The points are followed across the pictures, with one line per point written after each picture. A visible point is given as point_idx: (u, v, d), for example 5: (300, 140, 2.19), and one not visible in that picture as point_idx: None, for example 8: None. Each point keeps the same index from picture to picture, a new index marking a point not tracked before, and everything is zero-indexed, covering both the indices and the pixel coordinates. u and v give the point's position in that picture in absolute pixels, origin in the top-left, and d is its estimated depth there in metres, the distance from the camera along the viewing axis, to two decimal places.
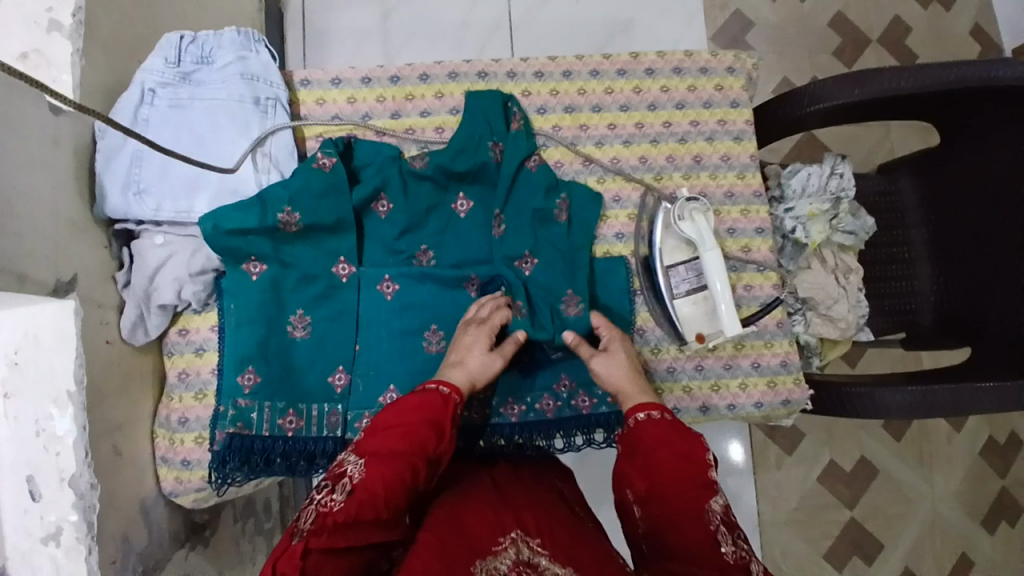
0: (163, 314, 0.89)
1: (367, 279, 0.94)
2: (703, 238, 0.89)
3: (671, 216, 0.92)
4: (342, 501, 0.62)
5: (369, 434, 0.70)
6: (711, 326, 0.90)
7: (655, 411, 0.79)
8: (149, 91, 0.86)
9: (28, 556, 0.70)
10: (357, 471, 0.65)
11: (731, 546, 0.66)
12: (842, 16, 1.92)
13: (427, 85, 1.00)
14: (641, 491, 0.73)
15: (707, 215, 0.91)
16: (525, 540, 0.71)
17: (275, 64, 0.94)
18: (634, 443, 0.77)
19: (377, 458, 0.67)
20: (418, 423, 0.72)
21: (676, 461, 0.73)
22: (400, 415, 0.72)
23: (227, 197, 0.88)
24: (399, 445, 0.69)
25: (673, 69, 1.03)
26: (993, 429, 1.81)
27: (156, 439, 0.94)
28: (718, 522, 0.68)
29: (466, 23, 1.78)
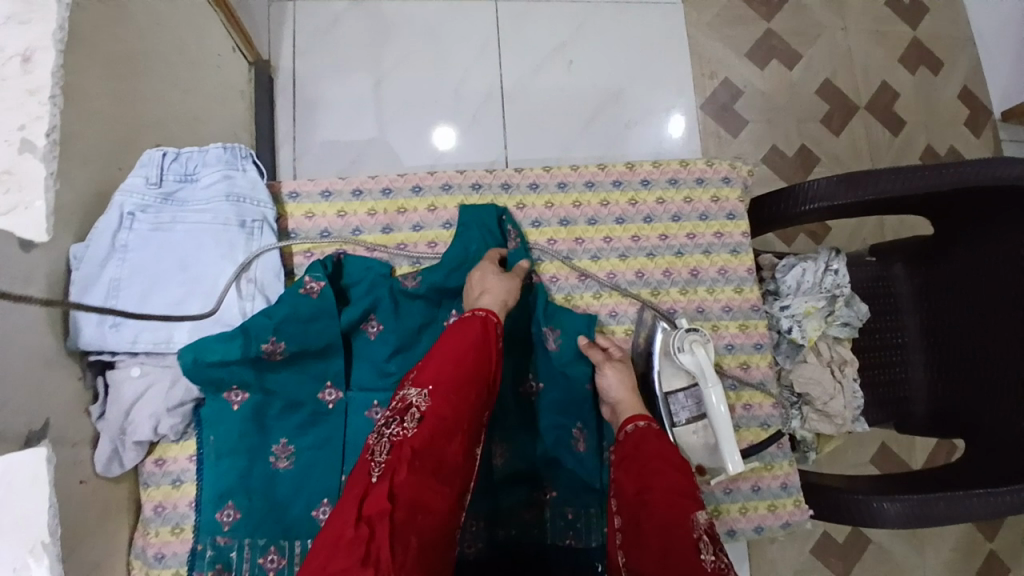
0: (139, 448, 0.85)
1: (355, 404, 0.91)
2: (704, 370, 0.86)
3: (671, 344, 0.90)
4: (413, 427, 0.66)
5: (426, 366, 0.72)
6: (711, 459, 0.89)
7: (645, 420, 0.81)
8: (128, 214, 0.82)
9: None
10: (420, 401, 0.68)
11: (710, 556, 0.65)
12: (831, 85, 1.94)
13: (419, 196, 0.98)
14: (631, 494, 0.73)
15: (707, 346, 0.88)
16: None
17: (263, 181, 0.91)
18: (631, 449, 0.78)
19: (439, 388, 0.70)
20: (469, 352, 0.73)
21: (665, 471, 0.73)
22: (448, 346, 0.74)
23: (208, 326, 0.85)
24: (455, 369, 0.71)
25: (669, 180, 1.02)
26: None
27: (133, 572, 0.89)
28: (700, 532, 0.67)
29: (459, 89, 1.77)
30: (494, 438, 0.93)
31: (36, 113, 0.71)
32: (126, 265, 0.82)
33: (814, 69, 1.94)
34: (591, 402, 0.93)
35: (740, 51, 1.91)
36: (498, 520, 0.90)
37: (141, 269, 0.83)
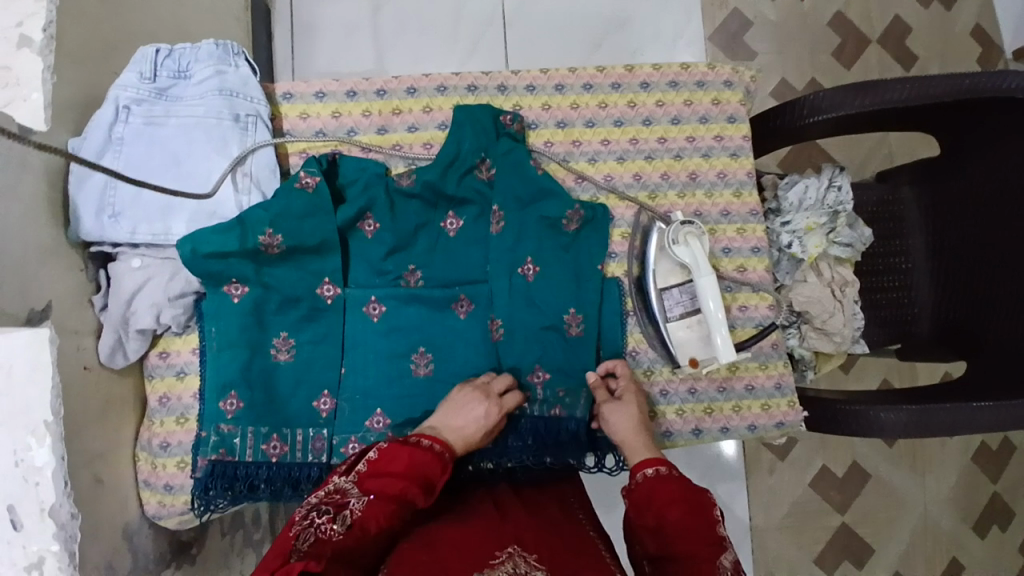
0: (142, 338, 0.86)
1: (353, 301, 0.91)
2: (697, 260, 0.89)
3: (667, 238, 0.91)
4: (337, 530, 0.63)
5: (373, 472, 0.70)
6: (704, 351, 0.91)
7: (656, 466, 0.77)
8: (123, 108, 0.83)
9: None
10: (356, 503, 0.66)
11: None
12: (843, 16, 1.87)
13: (414, 98, 0.97)
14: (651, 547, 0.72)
15: (702, 239, 0.90)
16: (522, 555, 0.69)
17: (255, 77, 0.90)
18: (637, 507, 0.75)
19: (381, 499, 0.68)
20: (416, 475, 0.71)
21: (683, 518, 0.71)
22: (394, 462, 0.71)
23: (205, 219, 0.85)
24: (398, 493, 0.69)
25: (669, 83, 1.01)
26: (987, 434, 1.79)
27: (138, 462, 0.92)
28: None
29: (458, 19, 1.74)
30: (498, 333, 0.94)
31: (32, 10, 0.75)
32: (122, 157, 0.82)
33: None
34: (587, 295, 0.95)
35: None
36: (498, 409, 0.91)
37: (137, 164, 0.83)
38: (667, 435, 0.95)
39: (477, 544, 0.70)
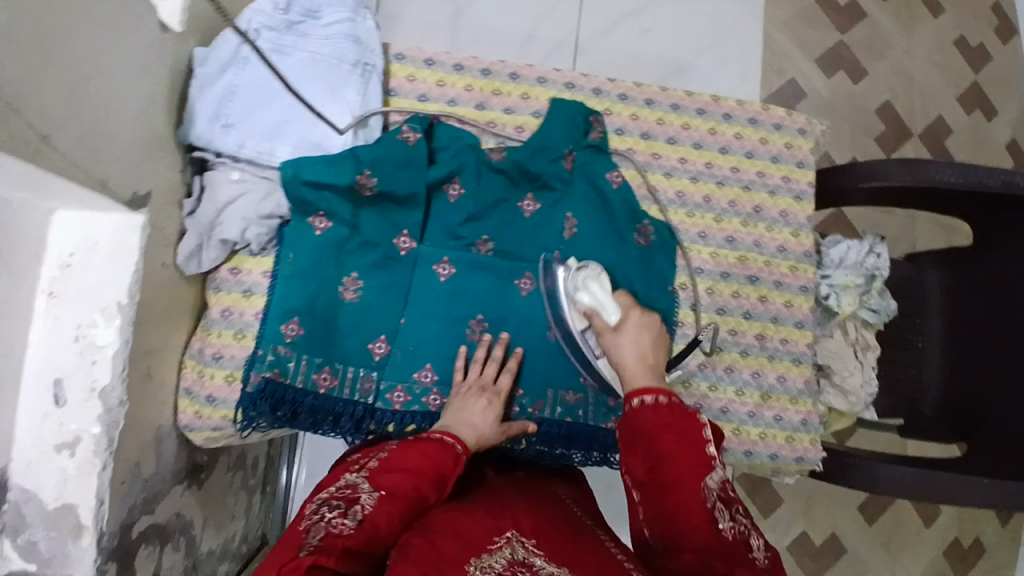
0: (222, 249, 0.88)
1: (424, 257, 0.95)
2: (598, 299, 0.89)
3: (566, 284, 0.91)
4: (352, 526, 0.61)
5: (384, 469, 0.69)
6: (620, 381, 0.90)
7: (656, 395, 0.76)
8: (253, 32, 0.88)
9: (34, 466, 0.73)
10: (369, 502, 0.64)
11: (728, 523, 0.64)
12: (890, 106, 1.99)
13: (515, 83, 1.02)
14: (642, 472, 0.70)
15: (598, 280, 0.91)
16: (520, 541, 0.67)
17: (378, 35, 0.96)
18: (628, 434, 0.74)
19: (392, 498, 0.66)
20: (427, 473, 0.71)
21: (673, 444, 0.70)
22: (403, 463, 0.71)
23: (309, 148, 0.88)
24: (412, 491, 0.68)
25: (749, 119, 1.06)
26: (961, 532, 1.79)
27: (182, 369, 0.92)
28: (714, 498, 0.65)
29: (534, 34, 1.81)
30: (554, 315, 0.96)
31: None
32: (243, 75, 0.87)
33: (877, 87, 1.98)
34: (646, 308, 0.96)
35: (810, 53, 1.95)
36: (548, 401, 0.95)
37: (255, 84, 0.87)
38: None
39: (475, 531, 0.66)
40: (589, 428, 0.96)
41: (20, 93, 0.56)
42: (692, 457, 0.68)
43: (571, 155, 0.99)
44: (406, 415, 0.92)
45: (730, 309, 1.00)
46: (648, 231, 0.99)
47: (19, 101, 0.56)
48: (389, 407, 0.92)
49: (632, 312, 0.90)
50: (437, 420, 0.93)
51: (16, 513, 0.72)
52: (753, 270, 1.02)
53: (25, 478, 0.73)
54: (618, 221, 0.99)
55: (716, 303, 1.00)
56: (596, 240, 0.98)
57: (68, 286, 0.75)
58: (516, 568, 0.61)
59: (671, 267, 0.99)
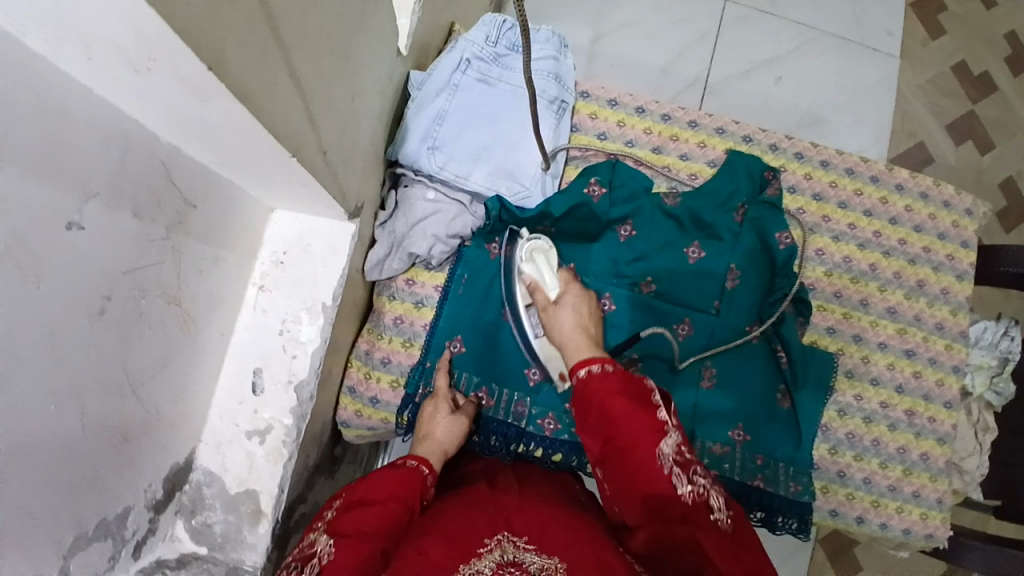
0: (406, 260, 0.93)
1: (588, 291, 0.98)
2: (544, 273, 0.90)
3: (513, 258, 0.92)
4: None
5: (342, 512, 0.67)
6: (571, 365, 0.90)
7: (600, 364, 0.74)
8: (466, 61, 0.93)
9: (225, 447, 0.80)
10: (325, 551, 0.62)
11: (687, 486, 0.61)
12: (1015, 181, 1.93)
13: (693, 131, 1.04)
14: (602, 444, 0.68)
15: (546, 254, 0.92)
16: (512, 540, 0.63)
17: (573, 73, 0.99)
18: (582, 407, 0.72)
19: (350, 538, 0.63)
20: (392, 502, 0.69)
21: (624, 411, 0.67)
22: (366, 498, 0.69)
23: (502, 176, 0.93)
24: (374, 526, 0.65)
25: (920, 193, 1.05)
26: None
27: (347, 367, 0.95)
28: (669, 463, 0.62)
29: (666, 70, 1.82)
30: (706, 363, 0.98)
31: None
32: (453, 101, 0.91)
33: (1004, 161, 1.93)
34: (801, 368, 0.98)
35: (941, 119, 1.91)
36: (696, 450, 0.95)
37: (462, 110, 0.91)
38: (831, 514, 0.97)
39: (465, 531, 0.64)
40: (735, 483, 0.94)
41: (320, 110, 0.61)
42: (645, 420, 0.65)
43: (742, 209, 1.00)
44: (554, 442, 0.95)
45: (883, 380, 1.00)
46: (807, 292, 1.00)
47: (315, 114, 0.62)
48: (539, 432, 0.95)
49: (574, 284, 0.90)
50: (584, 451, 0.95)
51: (197, 493, 0.78)
52: (911, 343, 1.01)
53: (212, 459, 0.79)
54: (780, 279, 1.00)
55: (870, 373, 1.00)
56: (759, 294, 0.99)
57: (278, 280, 0.82)
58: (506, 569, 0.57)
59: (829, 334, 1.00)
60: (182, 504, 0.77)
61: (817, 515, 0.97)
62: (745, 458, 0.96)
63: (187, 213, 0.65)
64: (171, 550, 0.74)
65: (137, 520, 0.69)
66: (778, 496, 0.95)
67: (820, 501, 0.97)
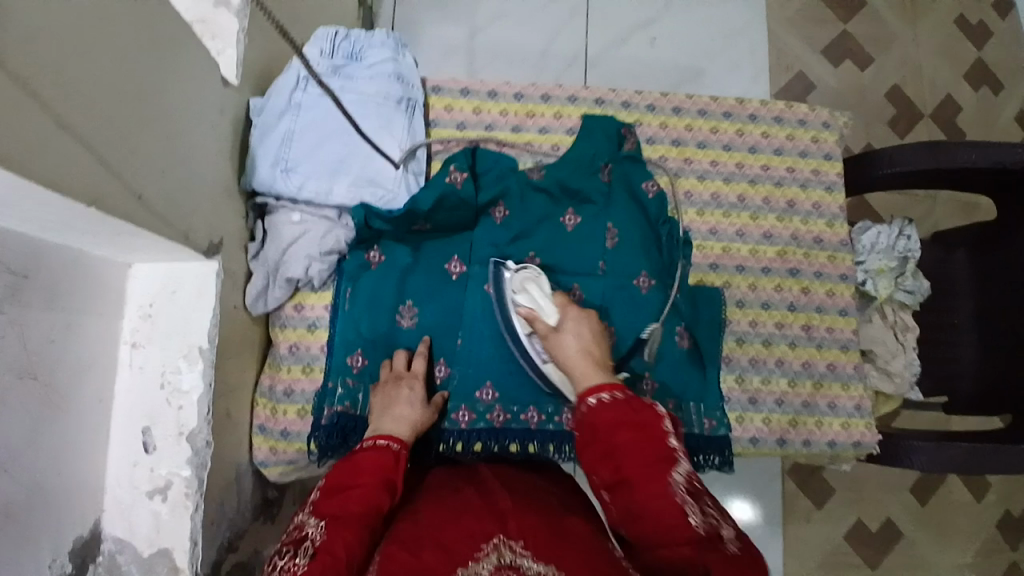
0: (286, 288, 0.92)
1: (476, 278, 0.98)
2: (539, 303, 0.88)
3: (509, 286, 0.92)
4: (304, 564, 0.61)
5: (325, 495, 0.70)
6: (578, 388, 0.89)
7: (610, 391, 0.72)
8: (303, 79, 0.92)
9: (129, 511, 0.78)
10: (318, 534, 0.65)
11: (700, 518, 0.60)
12: (899, 90, 2.01)
13: (547, 104, 1.07)
14: (609, 474, 0.67)
15: (539, 281, 0.91)
16: (508, 544, 0.65)
17: (417, 69, 1.00)
18: (586, 434, 0.70)
19: (337, 520, 0.66)
20: (374, 483, 0.72)
21: (632, 442, 0.66)
22: (344, 482, 0.71)
23: (364, 184, 0.93)
24: (360, 507, 0.69)
25: (774, 117, 1.10)
26: (1011, 504, 1.76)
27: (254, 408, 0.94)
28: (681, 494, 0.62)
29: (545, 52, 1.85)
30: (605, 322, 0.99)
31: None
32: (298, 121, 0.91)
33: (884, 73, 2.01)
34: (697, 310, 1.01)
35: (816, 46, 1.98)
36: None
37: (310, 127, 0.91)
38: (752, 442, 1.00)
39: (461, 543, 0.65)
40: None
41: (119, 159, 0.61)
42: (658, 455, 0.65)
43: (608, 167, 1.03)
44: (472, 433, 0.95)
45: (773, 303, 1.04)
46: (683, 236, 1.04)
47: (114, 162, 0.60)
48: (455, 426, 0.95)
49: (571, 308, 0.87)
50: (503, 435, 0.95)
51: (112, 562, 0.77)
52: (792, 263, 1.06)
53: (117, 526, 0.78)
54: (658, 228, 1.03)
55: (759, 298, 1.04)
56: (642, 245, 1.01)
57: (151, 333, 0.81)
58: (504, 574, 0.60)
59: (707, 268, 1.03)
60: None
61: (740, 446, 1.00)
62: None
63: (20, 284, 0.63)
64: None
65: None
66: (695, 437, 0.97)
67: (739, 432, 1.00)
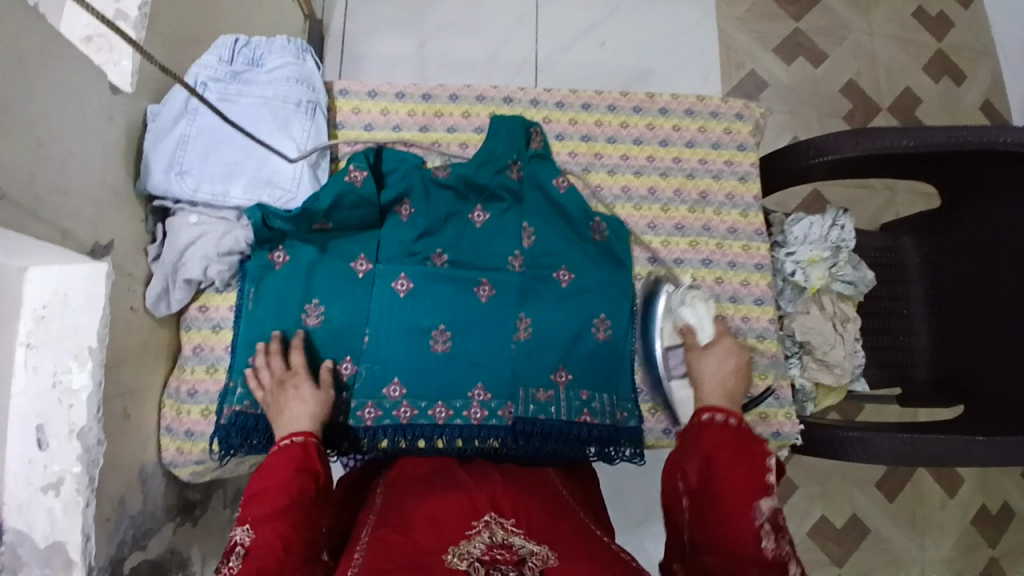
0: (187, 288, 0.93)
1: (383, 275, 0.99)
2: (701, 324, 0.97)
3: (672, 300, 1.01)
4: (237, 564, 0.69)
5: (247, 502, 0.76)
6: None
7: (724, 415, 0.80)
8: (201, 84, 0.94)
9: (26, 507, 0.79)
10: (246, 536, 0.72)
11: (771, 543, 0.68)
12: (854, 84, 2.00)
13: (455, 104, 1.08)
14: (693, 482, 0.74)
15: (708, 304, 0.99)
16: (499, 522, 0.74)
17: (319, 73, 1.02)
18: (691, 446, 0.78)
19: (263, 520, 0.73)
20: (286, 476, 0.77)
21: (735, 465, 0.74)
22: (261, 482, 0.77)
23: (261, 185, 0.95)
24: (277, 499, 0.75)
25: (685, 110, 1.10)
26: (986, 498, 1.71)
27: (162, 410, 0.96)
28: (764, 523, 0.69)
29: (494, 59, 1.87)
30: (518, 314, 0.99)
31: None
32: (195, 125, 0.93)
33: (838, 68, 2.00)
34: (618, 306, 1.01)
35: (767, 45, 1.98)
36: (517, 400, 0.96)
37: (207, 132, 0.94)
38: (666, 432, 1.00)
39: (452, 521, 0.74)
40: (562, 424, 0.95)
41: None
42: (747, 482, 0.72)
43: (516, 164, 1.03)
44: (378, 430, 0.94)
45: None
46: (603, 231, 1.03)
47: None
48: (360, 424, 0.94)
49: (725, 338, 0.94)
50: (409, 431, 0.94)
51: (14, 555, 0.79)
52: (705, 253, 1.05)
53: (18, 519, 0.79)
54: (578, 225, 1.03)
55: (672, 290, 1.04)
56: (558, 241, 1.02)
57: (43, 335, 0.81)
58: (496, 551, 0.69)
59: (626, 261, 1.03)
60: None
61: (652, 437, 1.00)
62: (571, 398, 0.97)
63: None
64: None
65: None
66: (605, 429, 0.97)
67: (651, 423, 1.00)
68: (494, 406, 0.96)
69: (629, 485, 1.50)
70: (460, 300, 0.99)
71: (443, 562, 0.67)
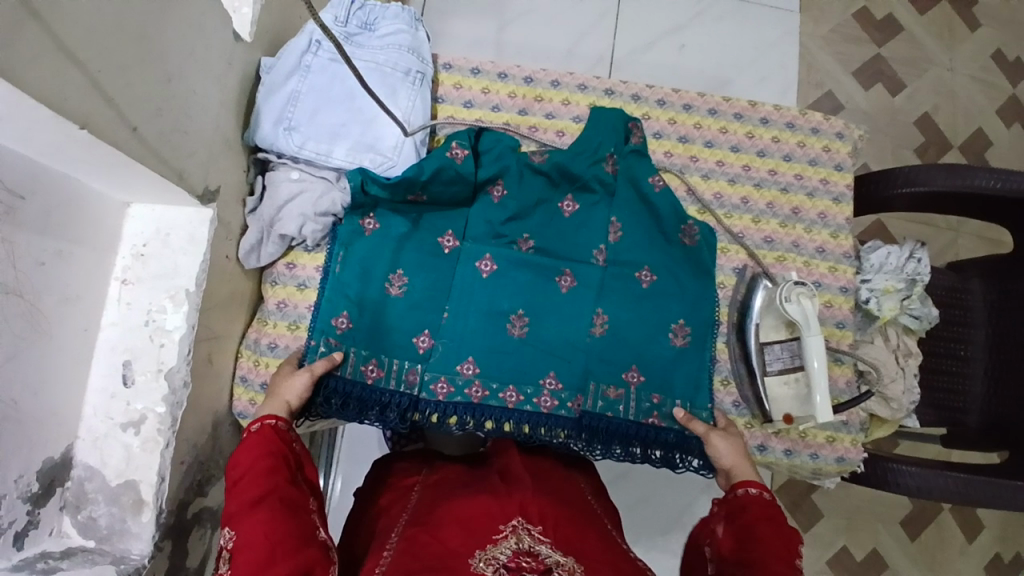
0: (279, 244, 0.94)
1: (468, 254, 0.99)
2: (808, 322, 0.92)
3: (778, 295, 0.95)
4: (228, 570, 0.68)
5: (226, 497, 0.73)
6: (802, 410, 0.93)
7: (759, 489, 0.79)
8: (316, 42, 0.95)
9: (102, 441, 0.79)
10: (229, 539, 0.70)
11: None
12: (929, 117, 1.96)
13: (556, 90, 1.08)
14: (726, 546, 0.75)
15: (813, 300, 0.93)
16: (526, 528, 0.72)
17: (428, 45, 1.02)
18: (729, 511, 0.78)
19: (242, 518, 0.70)
20: (256, 466, 0.74)
21: (771, 534, 0.72)
22: (235, 474, 0.74)
23: (363, 150, 0.95)
24: (252, 491, 0.72)
25: (786, 123, 1.09)
26: (1003, 548, 1.69)
27: (238, 359, 0.97)
28: None
29: (572, 51, 1.86)
30: (596, 309, 0.99)
31: None
32: (306, 82, 0.93)
33: (916, 99, 1.97)
34: (700, 313, 1.01)
35: (848, 67, 1.95)
36: (586, 394, 0.97)
37: (317, 89, 0.94)
38: None
39: (475, 521, 0.72)
40: (628, 423, 0.97)
41: (112, 85, 0.62)
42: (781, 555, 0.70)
43: (612, 159, 1.02)
44: (449, 406, 0.94)
45: None
46: (694, 234, 1.02)
47: (110, 91, 0.62)
48: (432, 398, 0.94)
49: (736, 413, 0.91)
50: (479, 411, 0.94)
51: (79, 489, 0.78)
52: (792, 269, 1.04)
53: (90, 454, 0.79)
54: (669, 226, 1.02)
55: None
56: (645, 244, 1.02)
57: (140, 272, 0.82)
58: (521, 558, 0.66)
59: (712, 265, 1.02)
60: (65, 501, 0.76)
61: None
62: (642, 399, 0.98)
63: (15, 205, 0.63)
64: (58, 544, 0.75)
65: (12, 510, 0.67)
66: (671, 435, 0.97)
67: None
68: (566, 397, 0.96)
69: (659, 492, 1.49)
70: (545, 286, 0.99)
71: (469, 565, 0.65)
